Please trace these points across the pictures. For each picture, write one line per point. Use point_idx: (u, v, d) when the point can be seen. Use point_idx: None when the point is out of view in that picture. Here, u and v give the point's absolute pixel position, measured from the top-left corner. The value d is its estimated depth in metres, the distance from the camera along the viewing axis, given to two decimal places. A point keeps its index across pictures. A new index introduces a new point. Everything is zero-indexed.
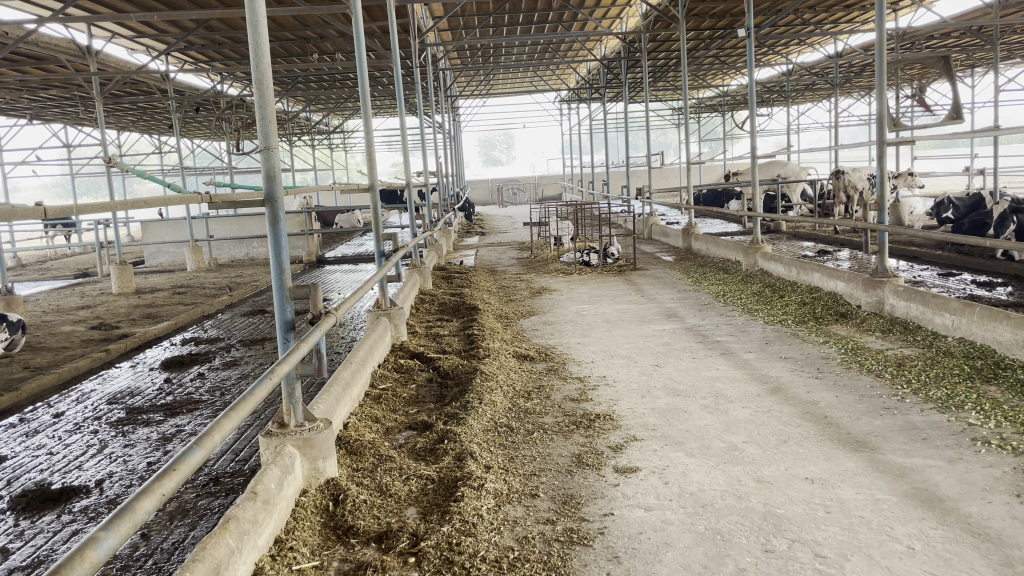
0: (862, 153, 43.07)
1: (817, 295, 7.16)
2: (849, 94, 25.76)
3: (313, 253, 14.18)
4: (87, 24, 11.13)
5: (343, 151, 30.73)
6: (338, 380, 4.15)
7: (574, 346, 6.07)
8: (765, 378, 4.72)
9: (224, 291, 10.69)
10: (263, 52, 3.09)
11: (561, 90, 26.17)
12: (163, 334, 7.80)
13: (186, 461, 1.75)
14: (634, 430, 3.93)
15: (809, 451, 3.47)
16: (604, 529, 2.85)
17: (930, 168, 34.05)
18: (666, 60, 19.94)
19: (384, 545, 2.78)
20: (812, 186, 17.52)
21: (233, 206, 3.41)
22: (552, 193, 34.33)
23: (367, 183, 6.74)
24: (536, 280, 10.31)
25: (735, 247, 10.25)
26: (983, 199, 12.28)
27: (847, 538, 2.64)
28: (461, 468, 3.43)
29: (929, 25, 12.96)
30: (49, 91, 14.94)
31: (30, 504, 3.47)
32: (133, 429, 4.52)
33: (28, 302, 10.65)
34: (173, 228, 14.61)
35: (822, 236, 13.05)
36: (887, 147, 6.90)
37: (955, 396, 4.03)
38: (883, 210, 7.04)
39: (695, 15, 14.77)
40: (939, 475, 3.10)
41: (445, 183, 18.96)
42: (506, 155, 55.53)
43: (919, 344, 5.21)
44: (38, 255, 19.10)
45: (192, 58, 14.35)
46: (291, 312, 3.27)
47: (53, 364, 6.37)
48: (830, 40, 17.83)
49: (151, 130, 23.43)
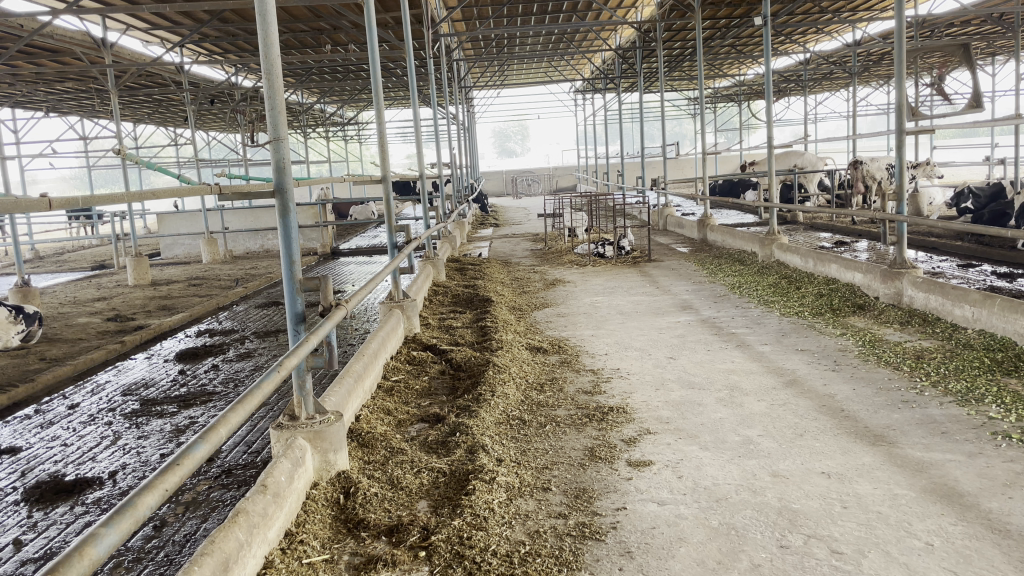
0: (879, 142, 42.56)
1: (834, 287, 7.06)
2: (868, 83, 25.42)
3: (327, 245, 14.20)
4: (102, 17, 11.19)
5: (358, 142, 30.76)
6: (350, 372, 4.14)
7: (587, 338, 6.03)
8: (781, 370, 4.66)
9: (238, 283, 10.74)
10: (272, 41, 3.05)
11: (576, 80, 25.97)
12: (179, 326, 7.85)
13: (191, 456, 1.74)
14: (648, 423, 3.89)
15: (826, 444, 3.41)
16: (616, 524, 2.82)
17: (951, 158, 33.48)
18: (682, 50, 19.76)
19: (395, 539, 2.77)
20: (830, 176, 17.31)
21: (245, 198, 3.39)
22: (567, 184, 34.21)
23: (380, 175, 6.70)
24: (551, 272, 10.26)
25: (751, 238, 10.14)
26: (1003, 188, 11.94)
27: (864, 534, 2.59)
28: (472, 461, 3.41)
29: (950, 12, 12.72)
30: (66, 83, 15.04)
31: (43, 496, 3.49)
32: (147, 420, 4.54)
33: (46, 294, 10.75)
34: (189, 220, 14.70)
35: (839, 227, 12.86)
36: (908, 136, 6.76)
37: (976, 388, 3.96)
38: (902, 200, 6.90)
39: (710, 3, 14.60)
40: (959, 470, 3.04)
41: (459, 174, 18.90)
42: (521, 146, 55.37)
43: (938, 336, 5.11)
44: (56, 246, 19.28)
45: (206, 50, 14.39)
46: (301, 304, 3.26)
47: (69, 355, 6.42)
48: (848, 29, 17.56)
49: (166, 122, 23.56)
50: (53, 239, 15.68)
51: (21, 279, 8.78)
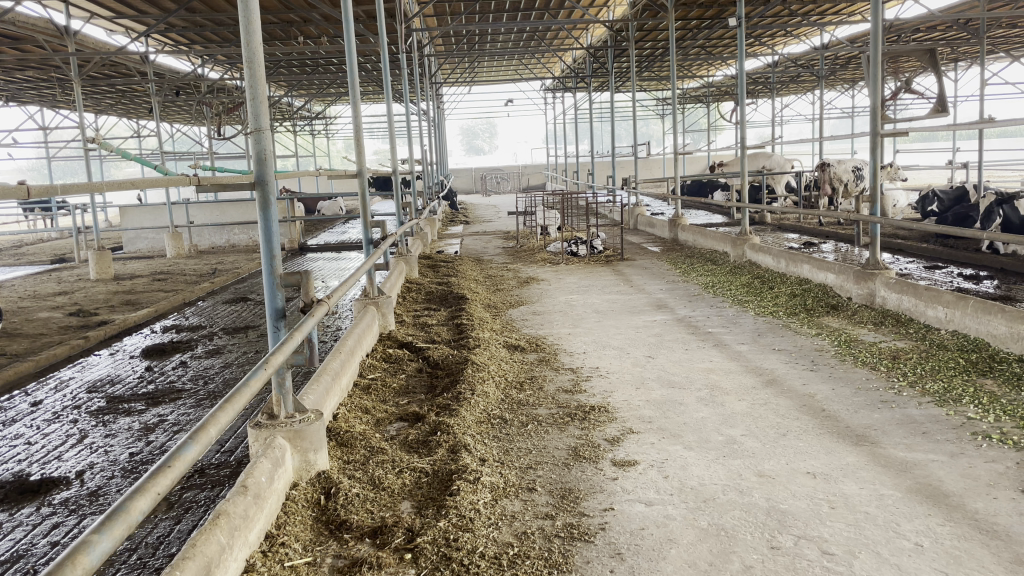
0: (844, 146, 43.46)
1: (808, 286, 7.14)
2: (833, 87, 25.90)
3: (295, 240, 13.91)
4: (65, 4, 10.79)
5: (325, 137, 30.36)
6: (327, 370, 4.04)
7: (564, 337, 6.00)
8: (760, 369, 4.68)
9: (205, 278, 10.48)
10: (254, 29, 2.93)
11: (546, 78, 25.95)
12: (144, 321, 7.61)
13: (181, 458, 1.65)
14: (630, 423, 3.87)
15: (809, 444, 3.43)
16: (605, 525, 2.79)
17: (912, 161, 34.27)
18: (654, 50, 19.88)
19: (379, 541, 2.69)
20: (796, 178, 17.59)
21: (223, 190, 3.25)
22: (536, 182, 34.19)
23: (356, 170, 6.52)
24: (524, 269, 10.24)
25: (723, 238, 10.23)
26: (967, 192, 12.29)
27: (854, 535, 2.60)
28: (455, 461, 3.34)
29: (916, 18, 13.00)
30: (25, 72, 14.56)
31: (7, 496, 3.33)
32: (114, 418, 4.38)
33: (3, 287, 10.37)
34: (154, 213, 14.29)
35: (808, 228, 13.05)
36: (882, 138, 6.81)
37: (952, 389, 4.02)
38: (874, 201, 6.97)
39: (682, 6, 14.74)
40: (942, 470, 3.08)
41: (430, 171, 18.76)
42: (489, 145, 55.32)
43: (912, 336, 5.20)
44: (11, 240, 18.67)
45: (173, 40, 14.04)
46: (281, 300, 3.15)
47: (29, 351, 6.17)
48: (817, 32, 17.79)
49: (130, 113, 22.98)
50: (8, 232, 15.13)
51: None
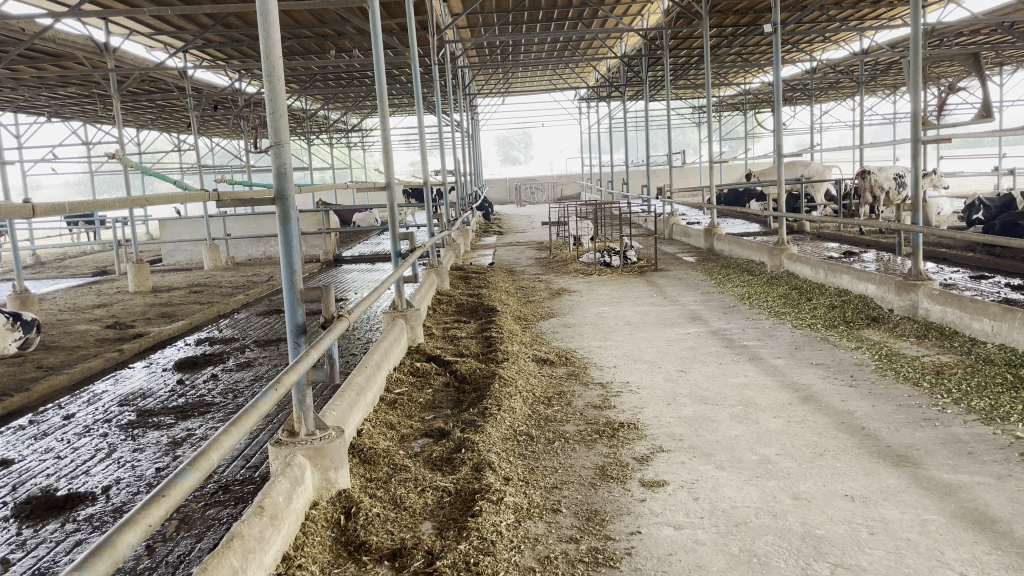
0: (885, 153, 42.60)
1: (847, 298, 6.92)
2: (875, 93, 25.30)
3: (330, 252, 14.08)
4: (104, 21, 11.10)
5: (360, 149, 30.68)
6: (352, 385, 4.01)
7: (594, 350, 5.90)
8: (796, 385, 4.51)
9: (240, 290, 10.64)
10: (274, 42, 2.93)
11: (580, 87, 25.85)
12: (178, 333, 7.73)
13: (179, 485, 1.60)
14: (660, 441, 3.75)
15: (847, 465, 3.27)
16: (631, 549, 2.68)
17: (955, 168, 33.44)
18: (688, 59, 19.69)
19: (398, 564, 2.62)
20: (836, 186, 17.20)
21: (244, 204, 3.23)
22: (571, 192, 34.10)
23: (384, 181, 6.48)
24: (556, 281, 10.12)
25: (760, 247, 9.99)
26: (1014, 200, 11.85)
27: (894, 563, 2.45)
28: (479, 480, 3.26)
29: (961, 20, 12.62)
30: (67, 88, 15.07)
31: (33, 511, 3.36)
32: (143, 432, 4.42)
33: (46, 300, 10.67)
34: (192, 226, 14.61)
35: (849, 236, 12.73)
36: (922, 144, 6.51)
37: (1000, 406, 3.81)
38: (916, 209, 6.66)
39: (717, 12, 14.49)
40: (990, 493, 2.90)
41: (463, 182, 18.83)
42: (524, 155, 55.58)
43: (957, 350, 4.98)
44: (57, 253, 19.22)
45: (210, 56, 14.36)
46: (302, 315, 3.12)
47: (65, 364, 6.30)
48: (855, 37, 17.45)
49: (170, 128, 23.59)
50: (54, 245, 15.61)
51: (20, 285, 8.67)
